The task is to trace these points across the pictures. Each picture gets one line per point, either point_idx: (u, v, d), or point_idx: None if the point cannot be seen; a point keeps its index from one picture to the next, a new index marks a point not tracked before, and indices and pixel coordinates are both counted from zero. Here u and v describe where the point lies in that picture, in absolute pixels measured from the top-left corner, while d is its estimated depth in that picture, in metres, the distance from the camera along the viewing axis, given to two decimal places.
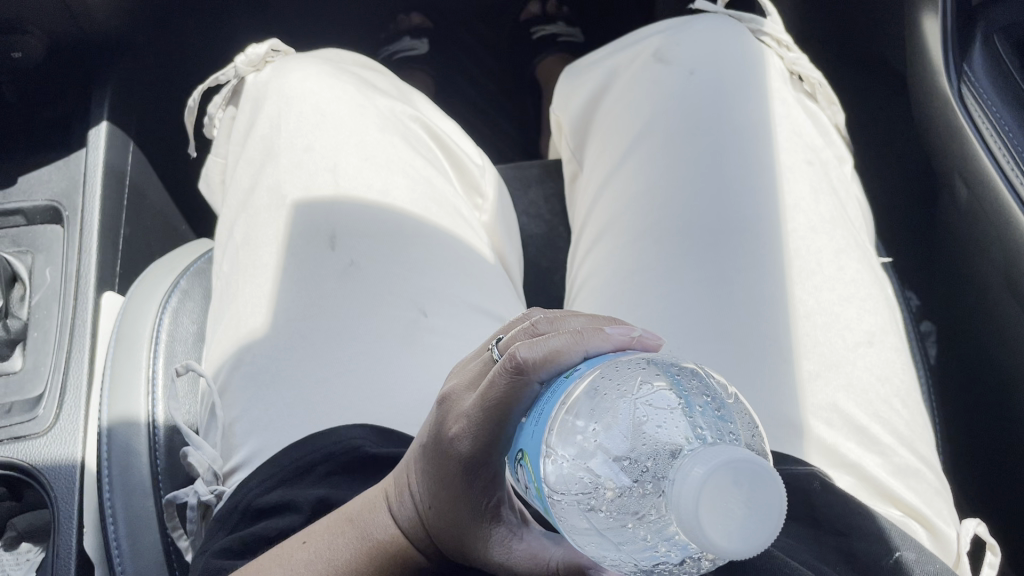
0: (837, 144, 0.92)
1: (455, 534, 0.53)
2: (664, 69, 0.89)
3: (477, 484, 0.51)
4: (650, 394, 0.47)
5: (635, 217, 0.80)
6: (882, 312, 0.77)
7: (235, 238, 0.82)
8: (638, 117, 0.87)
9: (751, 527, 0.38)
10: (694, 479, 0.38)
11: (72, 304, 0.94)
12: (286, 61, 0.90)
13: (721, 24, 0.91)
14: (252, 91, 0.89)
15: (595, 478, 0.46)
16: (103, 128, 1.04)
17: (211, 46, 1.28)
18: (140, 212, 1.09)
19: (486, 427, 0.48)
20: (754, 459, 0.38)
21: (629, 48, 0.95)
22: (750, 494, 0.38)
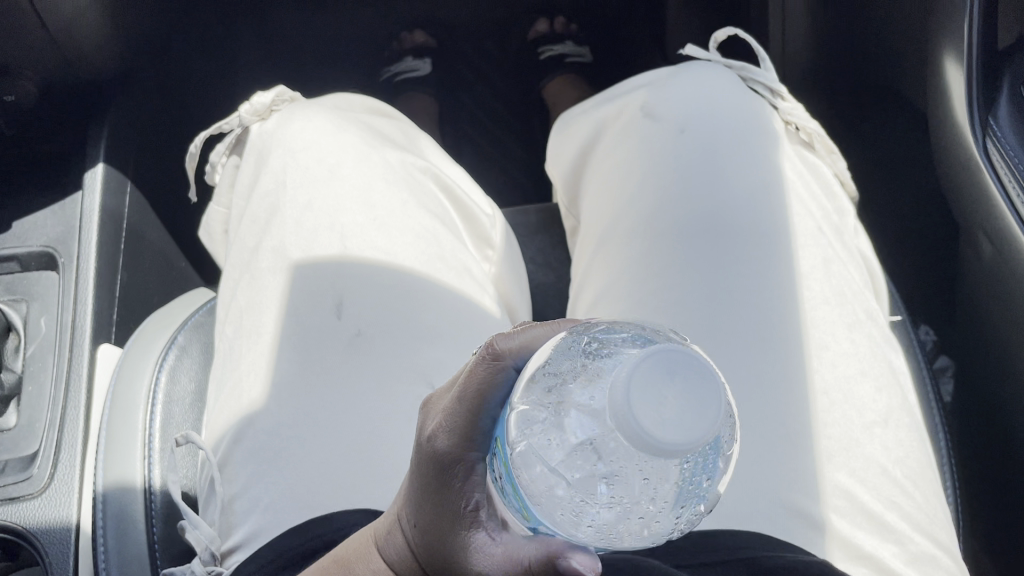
0: (835, 197, 0.87)
1: (440, 564, 0.47)
2: (656, 124, 0.85)
3: (455, 496, 0.45)
4: (607, 349, 0.42)
5: (636, 279, 0.76)
6: (896, 389, 0.74)
7: (238, 301, 0.79)
8: (637, 171, 0.83)
9: (687, 399, 0.33)
10: (622, 369, 0.34)
11: (68, 357, 0.92)
12: (292, 109, 0.87)
13: (710, 72, 0.89)
14: (255, 143, 0.86)
15: (569, 440, 0.40)
16: (100, 172, 1.01)
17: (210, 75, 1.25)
18: (140, 253, 1.06)
19: (463, 425, 0.44)
20: (684, 347, 0.35)
21: (620, 98, 0.92)
22: (688, 383, 0.34)
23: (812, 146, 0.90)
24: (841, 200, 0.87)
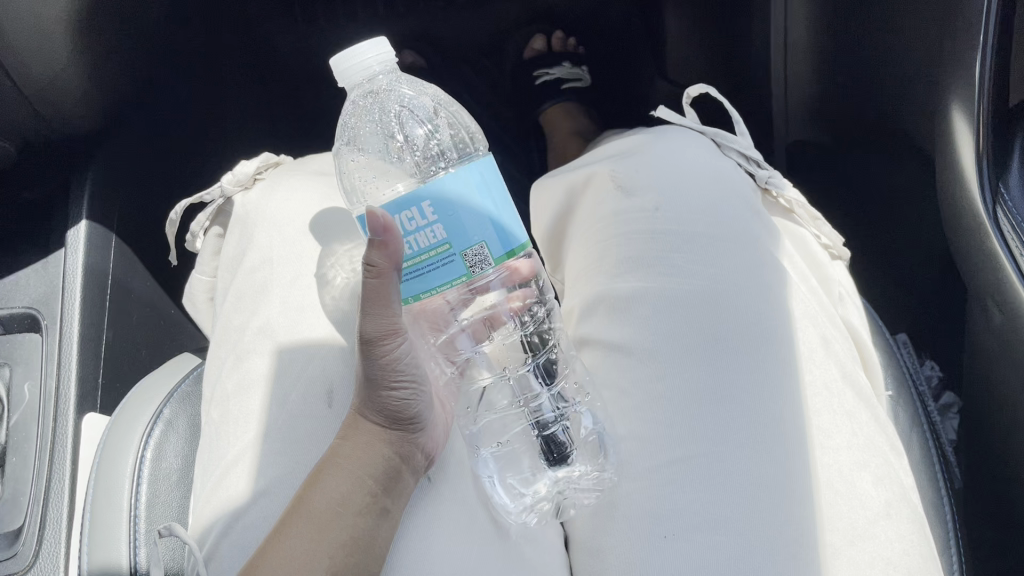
0: (822, 271, 0.88)
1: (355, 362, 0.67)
2: (627, 195, 0.86)
3: None
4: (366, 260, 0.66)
5: (634, 365, 0.75)
6: (895, 481, 0.73)
7: (222, 383, 0.76)
8: (607, 244, 0.83)
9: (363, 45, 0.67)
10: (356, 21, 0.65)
11: (52, 425, 0.90)
12: (277, 178, 0.84)
13: (688, 138, 0.90)
14: (240, 213, 0.83)
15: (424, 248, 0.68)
16: (83, 229, 0.98)
17: (195, 114, 1.23)
18: (128, 307, 1.04)
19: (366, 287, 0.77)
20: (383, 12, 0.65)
21: (589, 165, 0.92)
22: None
23: (792, 213, 0.91)
24: (826, 270, 0.87)
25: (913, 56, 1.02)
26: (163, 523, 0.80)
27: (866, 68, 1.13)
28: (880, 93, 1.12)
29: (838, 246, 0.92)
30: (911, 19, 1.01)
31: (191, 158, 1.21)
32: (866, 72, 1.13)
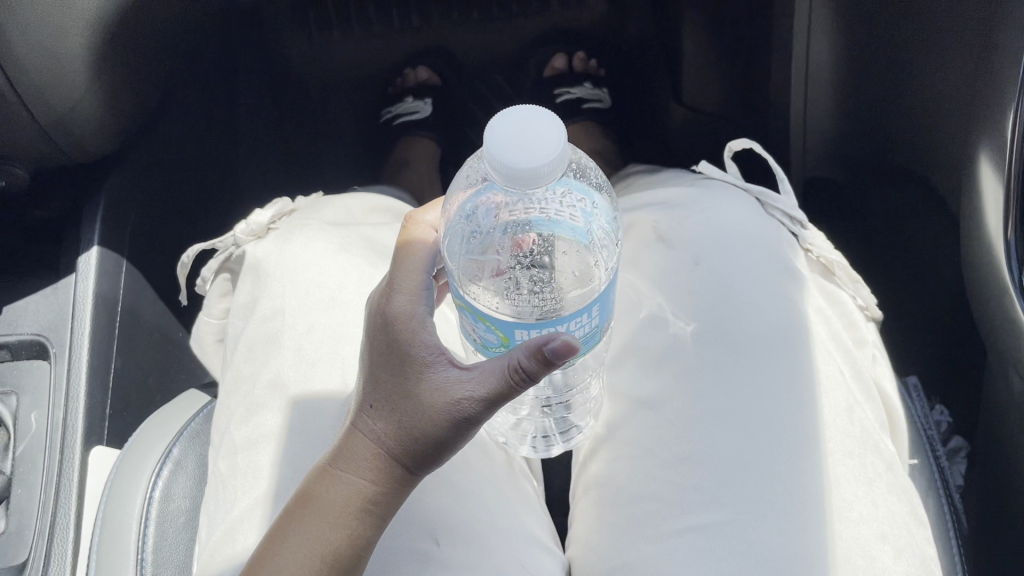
0: (859, 327, 0.85)
1: (408, 428, 0.64)
2: (668, 247, 0.86)
3: (389, 355, 0.66)
4: (495, 273, 0.77)
5: (658, 429, 0.76)
6: (917, 554, 0.71)
7: (233, 435, 0.75)
8: (645, 298, 0.84)
9: (543, 143, 0.57)
10: (520, 120, 0.57)
11: (59, 459, 0.89)
12: (292, 228, 0.83)
13: (727, 193, 0.89)
14: (250, 265, 0.81)
15: (504, 246, 0.77)
16: (94, 255, 0.97)
17: (207, 131, 1.22)
18: (137, 333, 1.03)
19: (401, 282, 0.69)
20: (545, 115, 0.58)
21: (628, 215, 0.93)
22: (529, 126, 0.57)
23: (834, 273, 0.87)
24: (862, 330, 0.84)
25: (938, 104, 1.01)
26: (169, 569, 0.79)
27: (891, 112, 1.11)
28: (905, 138, 1.11)
29: (875, 308, 0.88)
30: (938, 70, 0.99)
31: (204, 177, 1.19)
32: (890, 115, 1.12)
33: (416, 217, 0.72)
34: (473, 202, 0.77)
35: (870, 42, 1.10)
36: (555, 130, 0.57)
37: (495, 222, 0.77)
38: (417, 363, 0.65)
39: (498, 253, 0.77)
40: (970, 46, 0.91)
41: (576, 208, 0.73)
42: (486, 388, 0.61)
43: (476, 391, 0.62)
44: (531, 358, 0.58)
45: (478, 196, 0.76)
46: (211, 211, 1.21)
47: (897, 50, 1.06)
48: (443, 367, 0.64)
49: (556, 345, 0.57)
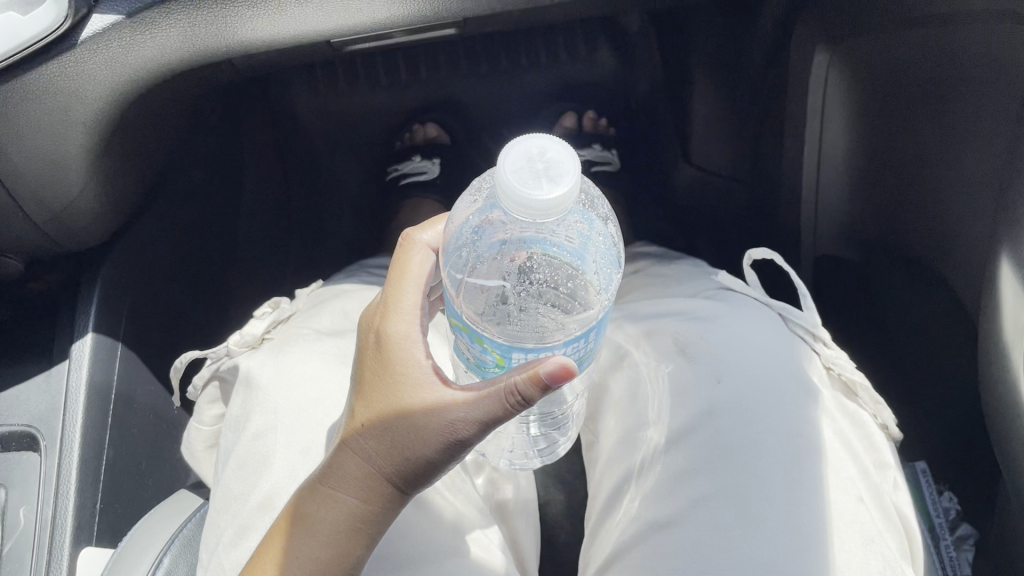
0: (879, 450, 0.81)
1: (396, 450, 0.63)
2: (689, 364, 0.85)
3: (378, 373, 0.66)
4: (497, 285, 0.76)
5: (665, 554, 0.73)
6: None
7: (223, 560, 0.72)
8: (662, 417, 0.83)
9: (559, 169, 0.55)
10: (534, 149, 0.56)
11: (46, 559, 0.86)
12: (286, 339, 0.83)
13: (750, 310, 0.88)
14: (242, 375, 0.80)
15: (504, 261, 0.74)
16: (89, 342, 0.95)
17: (209, 197, 1.19)
18: (131, 418, 1.00)
19: (392, 295, 0.67)
20: (557, 146, 0.57)
21: (648, 322, 0.92)
22: (545, 156, 0.56)
23: (855, 393, 0.85)
24: (883, 454, 0.81)
25: (942, 204, 1.00)
26: None
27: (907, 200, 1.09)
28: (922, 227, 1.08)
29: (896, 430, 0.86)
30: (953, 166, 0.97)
31: (207, 244, 1.17)
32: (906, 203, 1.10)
33: (412, 236, 0.70)
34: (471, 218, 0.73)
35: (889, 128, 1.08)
36: (570, 157, 0.56)
37: (494, 241, 0.73)
38: (408, 383, 0.64)
39: (494, 268, 0.75)
40: (986, 149, 0.90)
41: (574, 232, 0.70)
42: (476, 413, 0.61)
43: (467, 413, 0.61)
44: (524, 383, 0.58)
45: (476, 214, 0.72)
46: (222, 280, 1.20)
47: (907, 140, 1.06)
48: (434, 389, 0.63)
49: (550, 367, 0.57)
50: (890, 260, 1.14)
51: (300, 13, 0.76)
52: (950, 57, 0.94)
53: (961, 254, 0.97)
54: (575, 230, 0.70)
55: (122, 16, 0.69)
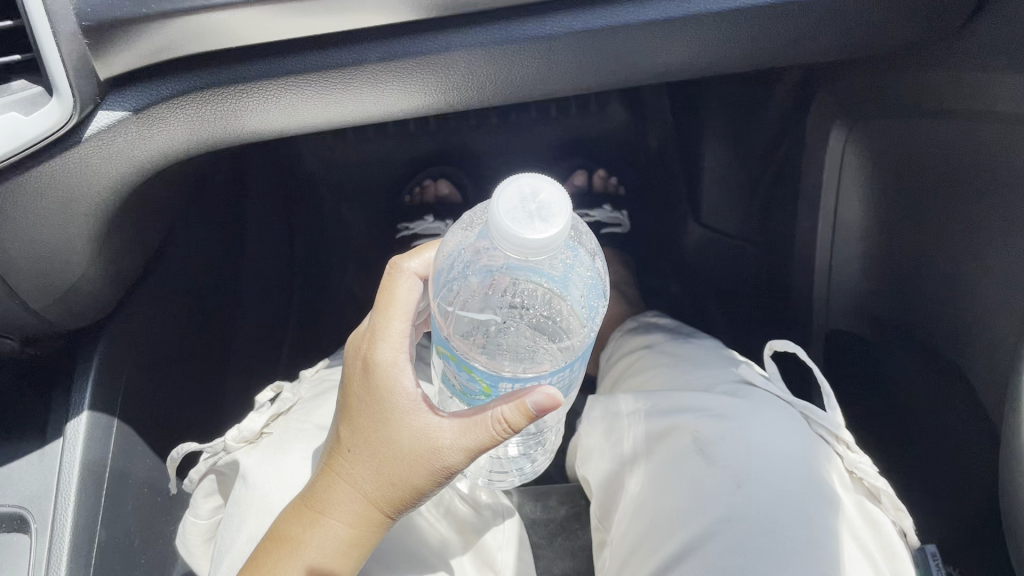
0: (903, 564, 0.74)
1: (388, 473, 0.66)
2: (709, 466, 0.79)
3: (367, 399, 0.67)
4: (485, 308, 0.79)
5: None
6: None
7: None
8: (676, 524, 0.77)
9: (548, 207, 0.58)
10: (522, 192, 0.58)
11: None
12: (286, 438, 0.83)
13: (773, 410, 0.83)
14: (239, 472, 0.80)
15: (486, 286, 0.78)
16: (85, 421, 0.93)
17: (212, 259, 1.17)
18: (126, 497, 0.96)
19: (378, 322, 0.69)
20: (541, 183, 0.59)
21: (664, 416, 0.86)
22: (533, 198, 0.58)
23: (878, 499, 0.79)
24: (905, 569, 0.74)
25: (958, 300, 0.96)
26: None
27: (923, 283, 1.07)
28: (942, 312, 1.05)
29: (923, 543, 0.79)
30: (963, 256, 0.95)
31: (208, 308, 1.14)
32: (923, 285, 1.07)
33: (399, 264, 0.71)
34: (461, 248, 0.76)
35: (897, 212, 1.07)
36: (557, 194, 0.59)
37: (481, 268, 0.76)
38: (396, 413, 0.66)
39: (484, 294, 0.78)
40: (1003, 246, 0.88)
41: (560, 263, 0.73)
42: (467, 440, 0.64)
43: (456, 442, 0.65)
44: (512, 416, 0.63)
45: (466, 243, 0.76)
46: (223, 344, 1.17)
47: (921, 225, 1.02)
48: (423, 416, 0.66)
49: (539, 399, 0.62)
50: (900, 345, 1.08)
51: (311, 107, 0.75)
52: (961, 149, 0.92)
53: (977, 353, 0.93)
54: (561, 263, 0.73)
55: (130, 113, 0.68)
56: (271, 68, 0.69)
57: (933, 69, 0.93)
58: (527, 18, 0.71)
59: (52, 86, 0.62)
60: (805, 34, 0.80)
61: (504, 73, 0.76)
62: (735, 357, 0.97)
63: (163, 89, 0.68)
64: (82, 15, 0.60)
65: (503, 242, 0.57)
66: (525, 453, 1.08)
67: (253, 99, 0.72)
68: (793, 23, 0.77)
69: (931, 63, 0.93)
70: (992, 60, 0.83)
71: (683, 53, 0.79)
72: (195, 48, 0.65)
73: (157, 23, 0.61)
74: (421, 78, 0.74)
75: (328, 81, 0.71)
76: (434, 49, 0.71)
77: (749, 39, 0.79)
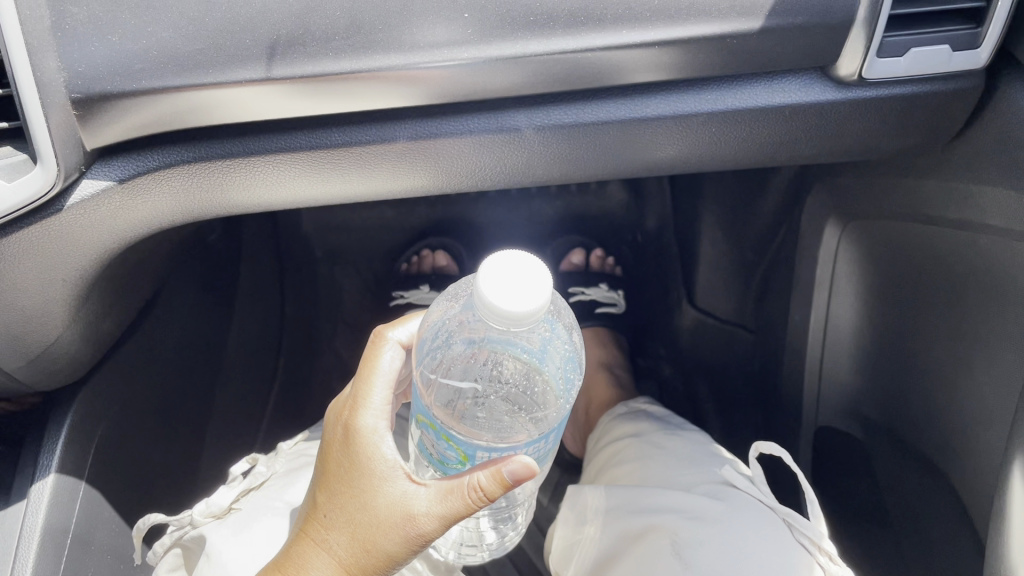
0: None
1: (364, 539, 0.63)
2: (683, 571, 0.76)
3: (346, 465, 0.66)
4: (466, 380, 0.77)
5: None
6: None
7: None
8: None
9: (534, 277, 0.57)
10: (505, 265, 0.58)
11: None
12: (254, 517, 0.80)
13: (756, 518, 0.80)
14: (205, 551, 0.78)
15: (467, 356, 0.76)
16: (51, 483, 0.90)
17: (199, 319, 1.16)
18: (86, 563, 0.93)
19: (361, 388, 0.68)
20: (521, 255, 0.59)
21: (644, 514, 0.84)
22: (517, 269, 0.58)
23: None
24: None
25: (949, 407, 0.94)
26: None
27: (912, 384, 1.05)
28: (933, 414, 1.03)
29: None
30: (950, 361, 0.94)
31: (189, 369, 1.13)
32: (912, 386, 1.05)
33: (382, 334, 0.70)
34: (445, 318, 0.75)
35: (890, 312, 1.06)
36: (537, 264, 0.58)
37: (463, 337, 0.75)
38: (375, 479, 0.65)
39: (463, 363, 0.76)
40: (992, 354, 0.87)
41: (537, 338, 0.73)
42: (447, 506, 0.63)
43: (432, 508, 0.63)
44: (489, 484, 0.62)
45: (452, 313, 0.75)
46: (202, 407, 1.16)
47: (914, 328, 1.01)
48: (401, 482, 0.64)
49: (514, 468, 0.61)
50: (892, 448, 1.06)
51: (299, 186, 0.75)
52: (953, 254, 0.92)
53: (967, 464, 0.91)
54: (540, 335, 0.73)
55: (114, 182, 0.68)
56: (259, 144, 0.70)
57: (925, 176, 0.92)
58: (514, 109, 0.73)
59: (36, 155, 0.61)
60: (796, 138, 0.80)
61: (494, 163, 0.77)
62: (722, 453, 0.95)
63: (149, 160, 0.69)
64: (71, 87, 0.61)
65: (494, 318, 0.56)
66: (496, 525, 1.07)
67: (243, 171, 0.72)
68: (782, 126, 0.78)
69: (924, 169, 0.93)
70: (980, 171, 0.83)
71: (674, 149, 0.79)
72: (184, 121, 0.65)
73: (147, 96, 0.62)
74: (411, 164, 0.74)
75: (317, 161, 0.72)
76: (419, 135, 0.72)
77: (740, 141, 0.79)
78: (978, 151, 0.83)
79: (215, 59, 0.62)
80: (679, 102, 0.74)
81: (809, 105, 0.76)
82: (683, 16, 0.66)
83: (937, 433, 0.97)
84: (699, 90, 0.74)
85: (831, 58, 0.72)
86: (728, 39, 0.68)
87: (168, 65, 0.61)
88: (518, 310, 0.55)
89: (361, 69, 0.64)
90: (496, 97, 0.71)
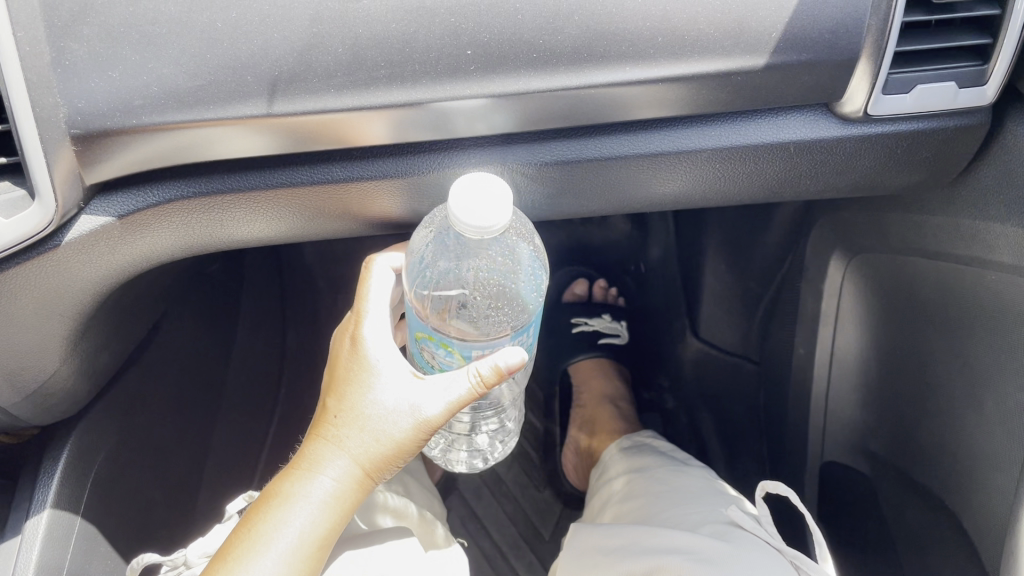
0: None
1: (376, 428, 0.69)
2: None
3: (353, 366, 0.72)
4: (446, 273, 0.84)
5: None
6: None
7: None
8: None
9: (499, 188, 0.61)
10: (474, 180, 0.62)
11: None
12: None
13: (762, 560, 0.78)
14: None
15: (448, 260, 0.83)
16: (45, 518, 0.88)
17: (199, 349, 1.16)
18: None
19: (361, 304, 0.75)
20: (487, 175, 0.63)
21: (649, 556, 0.82)
22: (486, 184, 0.62)
23: None
24: None
25: (958, 444, 0.93)
26: None
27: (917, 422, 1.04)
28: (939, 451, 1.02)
29: None
30: (959, 398, 0.93)
31: (188, 400, 1.12)
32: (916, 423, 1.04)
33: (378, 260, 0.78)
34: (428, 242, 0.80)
35: (896, 346, 1.05)
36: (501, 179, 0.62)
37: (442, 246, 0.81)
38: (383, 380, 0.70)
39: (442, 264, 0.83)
40: (1000, 391, 0.86)
41: (504, 257, 0.83)
42: (451, 391, 0.71)
43: (439, 401, 0.71)
44: (490, 373, 0.71)
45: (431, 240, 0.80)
46: (202, 438, 1.15)
47: (922, 363, 1.00)
48: (406, 379, 0.71)
49: (509, 360, 0.71)
50: (899, 487, 1.04)
51: (300, 221, 0.74)
52: (960, 289, 0.91)
53: (974, 503, 0.90)
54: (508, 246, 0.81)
55: (114, 218, 0.67)
56: (258, 179, 0.70)
57: (929, 211, 0.92)
58: (517, 144, 0.72)
59: (34, 192, 0.61)
60: (800, 174, 0.79)
61: None
62: (726, 490, 0.94)
63: (149, 195, 0.68)
64: (71, 123, 0.61)
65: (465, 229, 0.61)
66: None
67: (242, 207, 0.71)
68: (787, 163, 0.77)
69: (928, 204, 0.92)
70: (986, 208, 0.82)
71: (677, 185, 0.78)
72: (184, 157, 0.65)
73: (147, 132, 0.62)
74: (412, 200, 0.74)
75: (317, 197, 0.72)
76: (419, 171, 0.71)
77: (744, 177, 0.79)
78: (985, 189, 0.82)
79: (216, 96, 0.61)
80: (682, 137, 0.74)
81: (814, 141, 0.75)
82: (686, 52, 0.66)
83: (946, 471, 0.95)
84: (703, 125, 0.74)
85: (835, 94, 0.71)
86: (731, 76, 0.67)
87: (168, 102, 0.61)
88: (503, 221, 0.61)
89: (361, 107, 0.63)
90: (498, 133, 0.70)
